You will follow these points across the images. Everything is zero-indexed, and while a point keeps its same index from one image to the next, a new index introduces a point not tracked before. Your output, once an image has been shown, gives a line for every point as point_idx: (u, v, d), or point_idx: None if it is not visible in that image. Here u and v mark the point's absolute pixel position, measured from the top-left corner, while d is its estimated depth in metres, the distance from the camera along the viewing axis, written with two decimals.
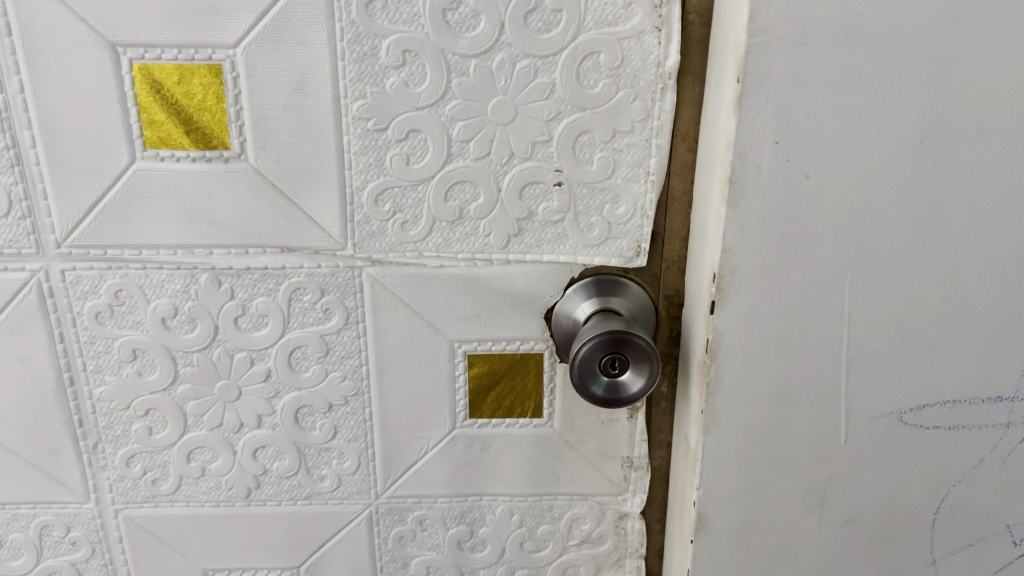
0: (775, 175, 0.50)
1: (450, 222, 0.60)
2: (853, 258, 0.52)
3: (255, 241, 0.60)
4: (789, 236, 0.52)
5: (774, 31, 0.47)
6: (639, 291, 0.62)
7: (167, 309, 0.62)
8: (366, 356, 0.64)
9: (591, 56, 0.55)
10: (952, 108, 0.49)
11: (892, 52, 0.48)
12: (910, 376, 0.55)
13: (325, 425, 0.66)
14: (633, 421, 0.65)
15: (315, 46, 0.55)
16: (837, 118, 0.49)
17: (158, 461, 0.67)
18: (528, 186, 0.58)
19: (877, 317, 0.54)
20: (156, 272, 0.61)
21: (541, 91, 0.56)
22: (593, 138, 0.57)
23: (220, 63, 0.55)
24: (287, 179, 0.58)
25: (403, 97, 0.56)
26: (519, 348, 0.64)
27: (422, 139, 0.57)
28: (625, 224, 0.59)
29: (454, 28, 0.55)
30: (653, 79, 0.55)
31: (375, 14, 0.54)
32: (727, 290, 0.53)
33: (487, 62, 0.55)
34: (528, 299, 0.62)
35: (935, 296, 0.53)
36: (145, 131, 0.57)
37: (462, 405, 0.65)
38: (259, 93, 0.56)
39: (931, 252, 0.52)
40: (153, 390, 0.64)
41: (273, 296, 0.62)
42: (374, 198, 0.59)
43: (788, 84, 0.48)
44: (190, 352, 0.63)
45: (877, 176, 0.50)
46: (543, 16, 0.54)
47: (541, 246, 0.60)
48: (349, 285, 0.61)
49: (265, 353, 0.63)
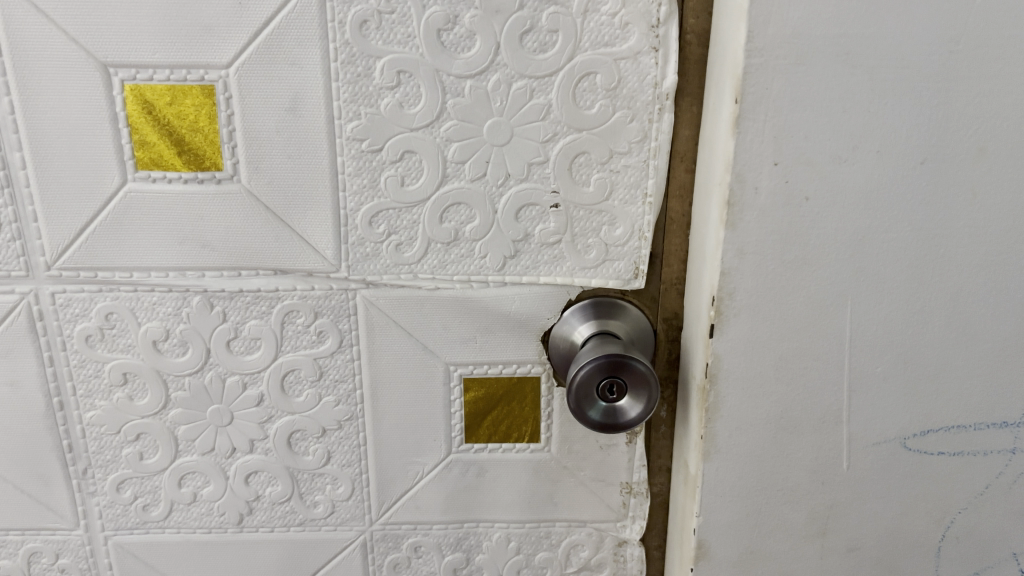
0: (775, 197, 0.49)
1: (445, 244, 0.59)
2: (855, 280, 0.51)
3: (248, 264, 0.59)
4: (789, 258, 0.51)
5: (772, 51, 0.46)
6: (637, 313, 0.61)
7: (159, 332, 0.61)
8: (360, 379, 0.63)
9: (588, 76, 0.54)
10: (953, 128, 0.48)
11: (893, 73, 0.47)
12: (913, 401, 0.54)
13: (319, 450, 0.65)
14: (632, 446, 0.64)
15: (308, 66, 0.54)
16: (837, 139, 0.48)
17: (149, 486, 0.66)
18: (524, 207, 0.58)
19: (879, 340, 0.53)
20: (148, 294, 0.60)
21: (537, 113, 0.55)
22: (590, 159, 0.56)
23: (212, 84, 0.55)
24: (280, 201, 0.57)
25: (397, 118, 0.56)
26: (516, 371, 0.63)
27: (417, 161, 0.57)
28: (623, 246, 0.59)
29: (449, 49, 0.54)
30: (651, 100, 0.55)
31: (370, 35, 0.54)
32: (727, 314, 0.53)
33: (482, 82, 0.55)
34: (524, 322, 0.61)
35: (937, 320, 0.52)
36: (136, 152, 0.56)
37: (457, 430, 0.64)
38: (252, 114, 0.55)
39: (933, 274, 0.51)
40: (144, 415, 0.63)
41: (266, 319, 0.61)
42: (368, 220, 0.58)
43: (786, 105, 0.48)
44: (181, 376, 0.62)
45: (878, 197, 0.50)
46: (538, 36, 0.54)
47: (538, 268, 0.60)
48: (343, 308, 0.61)
49: (258, 377, 0.62)
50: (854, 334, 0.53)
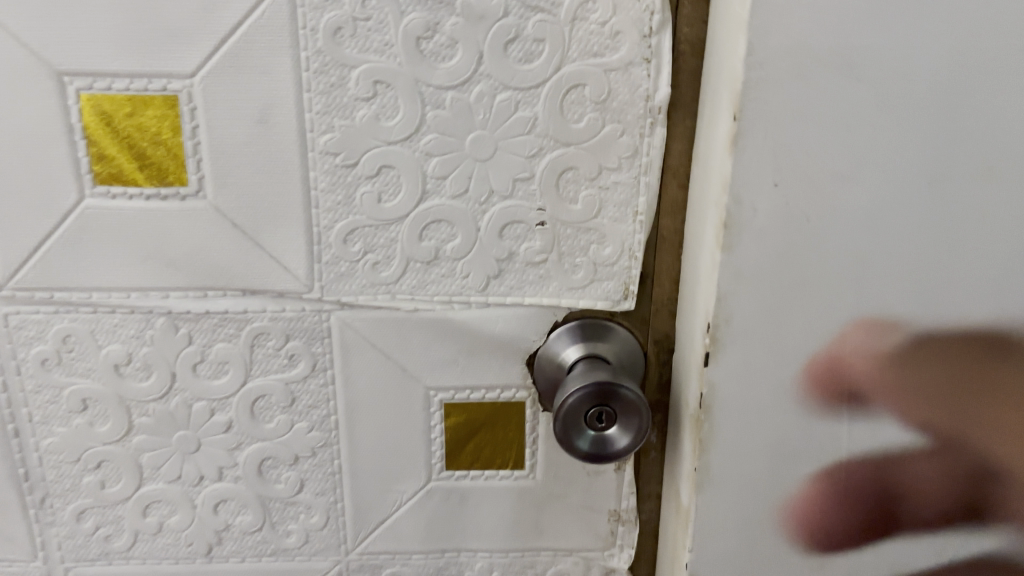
0: (774, 219, 0.47)
1: (425, 262, 0.56)
2: (858, 306, 0.49)
3: (215, 283, 0.56)
4: (789, 283, 0.48)
5: (772, 64, 0.43)
6: (628, 335, 0.58)
7: (121, 355, 0.57)
8: (334, 405, 0.59)
9: (576, 88, 0.51)
10: (963, 147, 0.46)
11: (900, 88, 0.44)
12: (917, 430, 0.52)
13: (291, 477, 0.61)
14: (620, 473, 0.61)
15: (279, 76, 0.51)
16: (841, 158, 0.45)
17: (111, 516, 0.62)
18: (508, 225, 0.55)
19: (882, 367, 0.50)
20: (109, 316, 0.56)
21: (522, 125, 0.52)
22: (578, 175, 0.53)
23: (176, 94, 0.51)
24: (249, 217, 0.54)
25: (373, 131, 0.52)
26: (500, 396, 0.60)
27: (395, 176, 0.54)
28: (612, 266, 0.56)
29: (428, 58, 0.51)
30: (642, 113, 0.52)
31: (344, 42, 0.50)
32: (722, 341, 0.50)
33: (464, 94, 0.52)
34: (508, 344, 0.58)
35: (942, 348, 0.50)
36: (94, 166, 0.53)
37: (438, 457, 0.61)
38: (218, 126, 0.52)
39: (940, 301, 0.49)
40: (106, 442, 0.60)
41: (234, 342, 0.58)
42: (343, 237, 0.55)
43: (787, 122, 0.45)
44: (145, 402, 0.59)
45: (884, 219, 0.47)
46: (524, 45, 0.51)
47: (523, 288, 0.57)
48: (316, 330, 0.57)
49: (226, 402, 0.59)
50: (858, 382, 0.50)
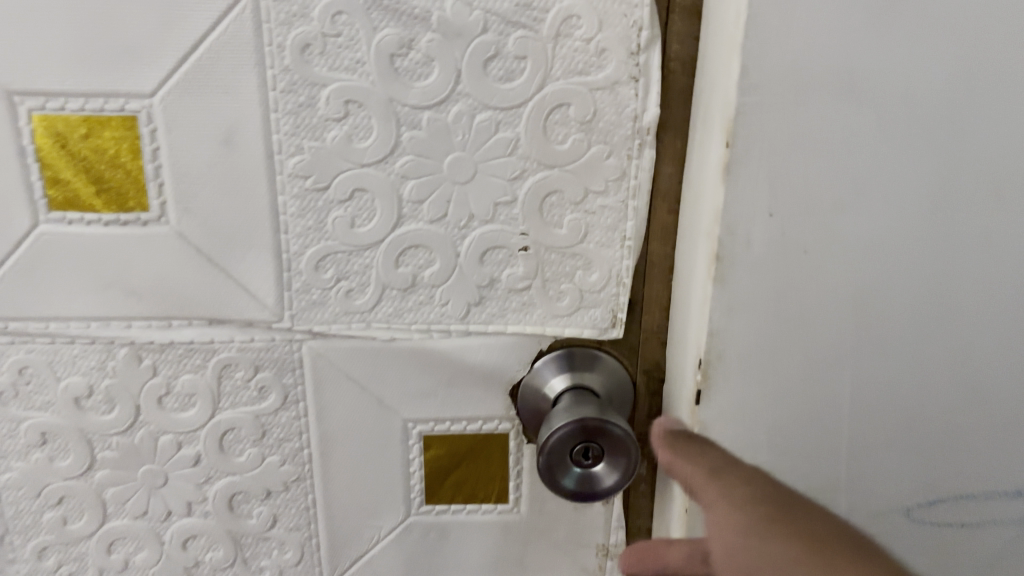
0: (770, 251, 0.44)
1: (402, 290, 0.53)
2: (858, 340, 0.46)
3: (180, 312, 0.53)
4: (785, 317, 0.45)
5: (768, 88, 0.41)
6: (616, 366, 0.55)
7: (82, 388, 0.54)
8: (308, 438, 0.57)
9: (560, 108, 0.48)
10: (969, 174, 0.43)
11: (902, 112, 0.41)
12: (919, 468, 0.49)
13: (263, 512, 0.59)
14: (609, 507, 0.59)
15: (245, 95, 0.48)
16: (840, 187, 0.43)
17: (75, 553, 0.59)
18: (489, 250, 0.52)
19: (883, 404, 0.48)
20: (68, 347, 0.54)
21: (504, 147, 0.49)
22: (562, 198, 0.51)
23: (135, 115, 0.48)
24: (215, 243, 0.51)
25: (345, 153, 0.49)
26: (482, 428, 0.57)
27: (369, 200, 0.50)
28: (599, 293, 0.53)
29: (403, 76, 0.48)
30: (630, 134, 0.49)
31: (313, 60, 0.47)
32: (715, 377, 0.47)
33: (442, 114, 0.49)
34: (490, 374, 0.55)
35: (944, 382, 0.47)
36: (49, 191, 0.50)
37: (417, 490, 0.58)
38: (180, 149, 0.49)
39: (945, 334, 0.46)
40: (67, 477, 0.57)
41: (201, 373, 0.55)
42: (315, 264, 0.52)
43: (783, 149, 0.42)
44: (108, 435, 0.56)
45: (885, 250, 0.44)
46: (504, 63, 0.48)
47: (505, 316, 0.54)
48: (287, 361, 0.55)
49: (194, 436, 0.56)
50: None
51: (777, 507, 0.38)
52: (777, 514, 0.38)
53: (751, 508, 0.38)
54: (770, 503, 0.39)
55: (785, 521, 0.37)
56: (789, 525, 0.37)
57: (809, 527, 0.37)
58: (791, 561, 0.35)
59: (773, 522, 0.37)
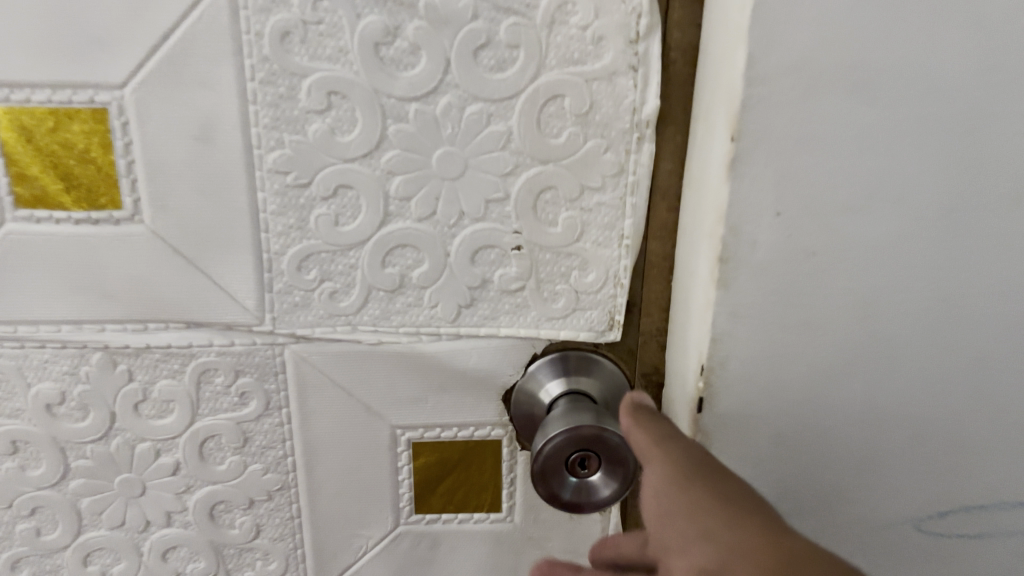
0: (776, 253, 0.41)
1: (388, 292, 0.50)
2: (868, 347, 0.43)
3: (156, 315, 0.50)
4: (792, 322, 0.43)
5: (776, 80, 0.38)
6: (614, 370, 0.53)
7: (53, 394, 0.52)
8: (291, 445, 0.54)
9: (554, 100, 0.46)
10: (989, 173, 0.40)
11: (919, 106, 0.39)
12: (930, 479, 0.47)
13: (246, 522, 0.57)
14: (605, 515, 0.56)
15: (221, 87, 0.45)
16: (851, 186, 0.40)
17: (50, 565, 0.57)
18: (481, 250, 0.49)
19: (894, 413, 0.45)
20: (38, 351, 0.51)
21: (495, 141, 0.47)
22: (557, 195, 0.48)
23: (105, 107, 0.46)
24: (191, 244, 0.49)
25: (328, 148, 0.47)
26: (473, 434, 0.55)
27: (354, 197, 0.48)
28: (596, 294, 0.50)
29: (388, 66, 0.45)
30: (628, 127, 0.46)
31: (293, 49, 0.44)
32: (717, 385, 0.45)
33: (429, 106, 0.46)
34: (482, 379, 0.53)
35: (959, 390, 0.45)
36: (15, 187, 0.47)
37: (406, 499, 0.56)
38: (153, 144, 0.46)
39: (960, 341, 0.43)
40: (40, 487, 0.54)
41: (179, 379, 0.52)
42: (297, 264, 0.49)
43: (791, 145, 0.39)
44: (82, 443, 0.54)
45: (898, 253, 0.41)
46: (496, 53, 0.45)
47: (497, 319, 0.51)
48: (268, 366, 0.52)
49: (173, 443, 0.54)
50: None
51: (703, 463, 0.34)
52: (698, 471, 0.33)
53: (670, 466, 0.34)
54: (692, 457, 0.34)
55: (705, 477, 0.32)
56: (705, 482, 0.32)
57: (728, 486, 0.32)
58: (706, 531, 0.30)
59: (690, 480, 0.32)
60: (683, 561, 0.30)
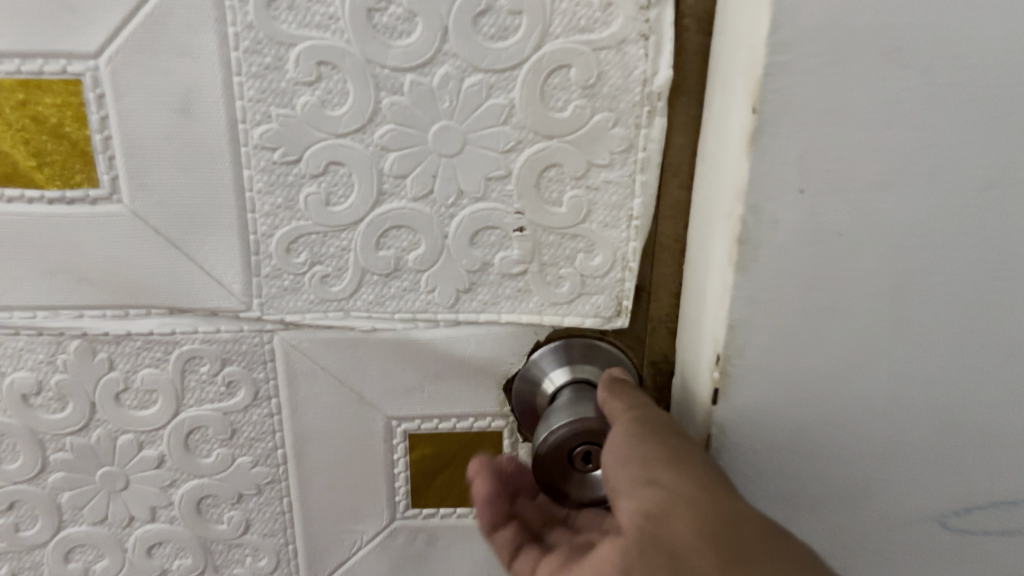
0: (798, 234, 0.39)
1: (383, 276, 0.47)
2: (894, 334, 0.41)
3: (136, 301, 0.48)
4: (813, 308, 0.40)
5: (802, 46, 0.35)
6: (621, 359, 0.50)
7: (29, 384, 0.49)
8: (281, 438, 0.52)
9: (559, 71, 0.43)
10: None
11: (956, 75, 0.36)
12: (957, 474, 0.44)
13: (235, 517, 0.54)
14: None
15: (201, 57, 0.42)
16: (880, 161, 0.37)
17: (29, 561, 0.55)
18: (481, 232, 0.46)
19: (920, 404, 0.43)
20: (13, 339, 0.48)
21: (496, 115, 0.44)
22: (562, 173, 0.45)
23: (78, 79, 0.42)
24: (173, 225, 0.46)
25: (317, 122, 0.44)
26: (473, 426, 0.52)
27: (345, 174, 0.45)
28: (602, 278, 0.47)
29: (381, 34, 0.42)
30: (638, 100, 0.43)
31: (280, 15, 0.41)
32: (733, 375, 0.42)
33: (425, 77, 0.43)
34: (482, 368, 0.50)
35: (991, 380, 0.42)
36: None
37: (403, 493, 0.54)
38: (131, 117, 0.43)
39: (993, 329, 0.41)
40: (17, 480, 0.52)
41: (163, 367, 0.50)
42: (285, 247, 0.46)
43: (816, 117, 0.36)
44: (61, 435, 0.51)
45: (929, 234, 0.39)
46: (497, 19, 0.42)
47: (498, 304, 0.48)
48: (257, 354, 0.50)
49: (156, 436, 0.51)
50: (540, 518, 0.49)
51: (659, 423, 0.39)
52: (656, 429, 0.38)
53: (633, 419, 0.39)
54: (649, 416, 0.39)
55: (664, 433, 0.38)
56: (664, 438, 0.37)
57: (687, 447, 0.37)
58: (653, 479, 0.35)
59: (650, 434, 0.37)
60: (629, 499, 0.35)
